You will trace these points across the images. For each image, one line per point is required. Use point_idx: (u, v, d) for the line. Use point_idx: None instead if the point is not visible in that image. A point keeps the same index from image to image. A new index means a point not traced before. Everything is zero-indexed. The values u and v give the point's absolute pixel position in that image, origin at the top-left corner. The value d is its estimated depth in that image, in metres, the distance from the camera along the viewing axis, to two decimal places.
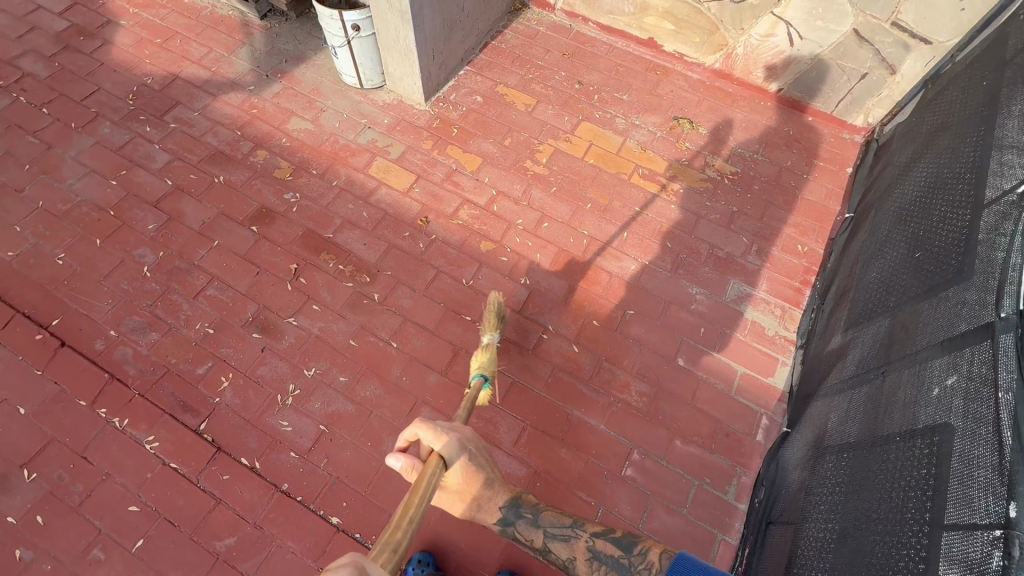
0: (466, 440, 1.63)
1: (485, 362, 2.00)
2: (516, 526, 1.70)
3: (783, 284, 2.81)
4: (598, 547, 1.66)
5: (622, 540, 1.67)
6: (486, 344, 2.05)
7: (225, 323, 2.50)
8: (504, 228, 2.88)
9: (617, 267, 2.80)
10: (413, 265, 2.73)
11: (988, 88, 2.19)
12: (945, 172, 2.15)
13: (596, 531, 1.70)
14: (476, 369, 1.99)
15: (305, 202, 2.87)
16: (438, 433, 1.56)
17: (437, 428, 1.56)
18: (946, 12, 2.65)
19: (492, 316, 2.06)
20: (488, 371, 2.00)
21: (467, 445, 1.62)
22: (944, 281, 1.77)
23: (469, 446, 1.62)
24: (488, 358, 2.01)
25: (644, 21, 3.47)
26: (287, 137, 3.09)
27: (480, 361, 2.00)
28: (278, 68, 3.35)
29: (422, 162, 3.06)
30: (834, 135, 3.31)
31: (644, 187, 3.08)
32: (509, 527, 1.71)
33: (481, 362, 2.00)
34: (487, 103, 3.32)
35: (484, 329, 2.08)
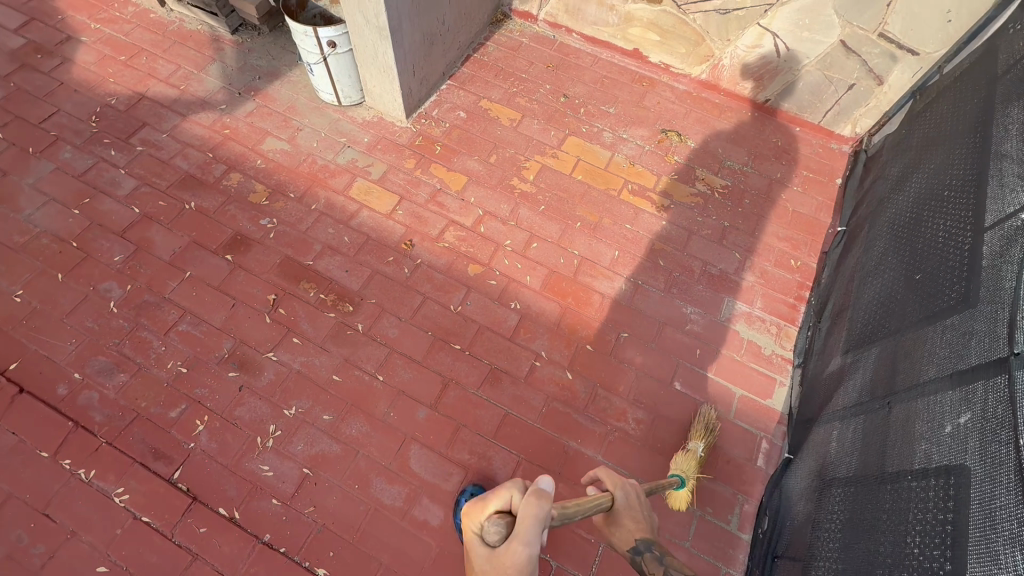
0: (633, 492, 1.57)
1: (686, 467, 2.17)
2: (641, 555, 1.48)
3: (778, 301, 2.76)
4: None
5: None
6: (693, 450, 2.23)
7: (199, 361, 2.36)
8: (492, 249, 2.78)
9: (610, 288, 2.73)
10: (398, 292, 2.62)
11: (982, 100, 2.15)
12: (942, 188, 2.10)
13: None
14: (676, 471, 2.18)
15: (282, 228, 2.74)
16: (616, 477, 1.57)
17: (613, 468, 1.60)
18: (933, 23, 2.59)
19: (702, 425, 2.29)
20: (686, 474, 2.17)
21: (635, 497, 1.57)
22: (948, 306, 1.71)
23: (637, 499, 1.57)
24: (694, 462, 2.20)
25: (629, 33, 3.39)
26: (262, 158, 2.95)
27: (681, 464, 2.19)
28: (251, 85, 3.21)
29: (405, 182, 2.95)
30: (822, 145, 3.28)
31: (634, 203, 3.01)
32: (635, 555, 1.49)
33: (682, 466, 2.18)
34: (471, 119, 3.22)
35: (693, 436, 2.29)
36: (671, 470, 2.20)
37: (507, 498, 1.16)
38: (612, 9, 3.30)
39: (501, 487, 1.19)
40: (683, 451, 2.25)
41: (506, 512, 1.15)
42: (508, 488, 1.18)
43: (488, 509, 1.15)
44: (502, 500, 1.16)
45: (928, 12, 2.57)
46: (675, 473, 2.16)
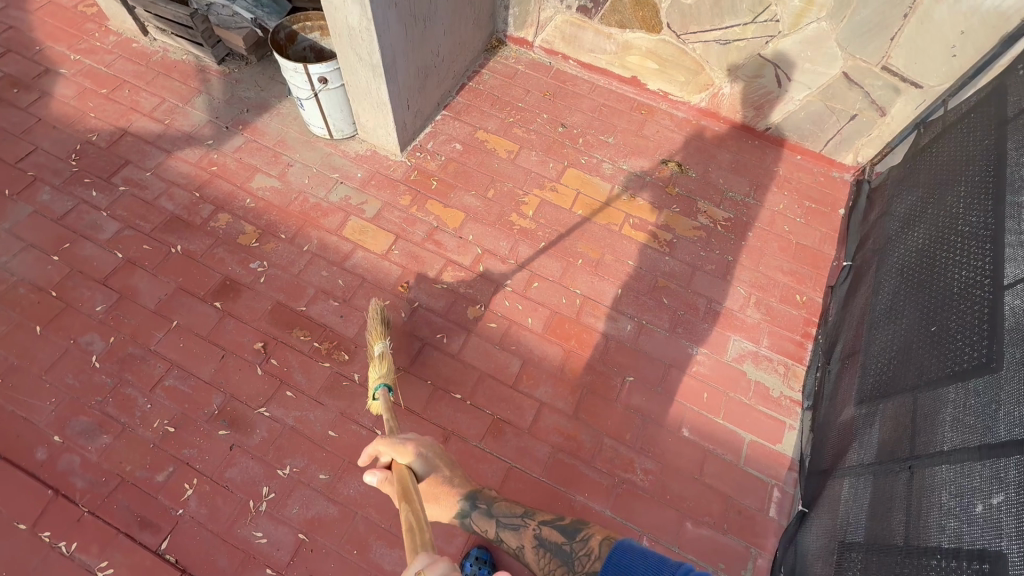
0: (423, 447, 1.78)
1: (384, 371, 2.06)
2: (471, 516, 1.79)
3: (785, 339, 2.71)
4: (545, 534, 1.75)
5: (568, 527, 1.74)
6: (379, 354, 2.13)
7: (187, 418, 2.25)
8: (492, 290, 2.70)
9: (613, 329, 2.66)
10: (395, 338, 2.52)
11: (993, 144, 2.11)
12: (954, 234, 2.06)
13: (545, 520, 1.80)
14: (379, 380, 2.04)
15: (273, 271, 2.63)
16: (397, 445, 1.74)
17: (396, 441, 1.74)
18: (937, 58, 2.53)
19: (375, 326, 2.17)
20: (389, 379, 2.06)
21: (428, 453, 1.78)
22: (970, 367, 1.66)
23: (433, 454, 1.80)
24: (388, 363, 2.10)
25: (628, 60, 3.32)
26: (251, 197, 2.85)
27: (378, 372, 2.06)
28: (239, 118, 3.10)
29: (400, 220, 2.86)
30: (825, 174, 3.24)
31: (635, 238, 2.94)
32: (466, 519, 1.80)
33: (379, 372, 2.06)
34: (467, 151, 3.14)
35: (371, 341, 2.17)
36: (372, 382, 2.06)
37: None
38: (610, 37, 3.23)
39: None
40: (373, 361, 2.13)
41: None
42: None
43: None
44: None
45: (932, 47, 2.51)
46: (377, 384, 2.03)
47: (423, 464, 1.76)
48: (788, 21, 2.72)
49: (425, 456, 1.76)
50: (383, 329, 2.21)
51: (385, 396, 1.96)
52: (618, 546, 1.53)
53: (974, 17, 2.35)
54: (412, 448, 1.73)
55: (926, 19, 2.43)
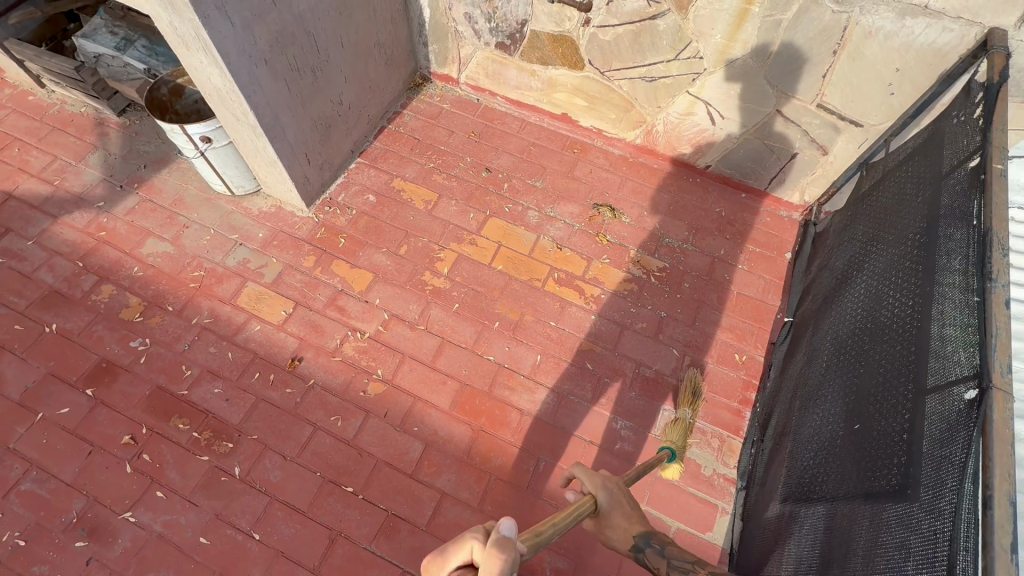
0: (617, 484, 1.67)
1: (675, 437, 2.22)
2: (644, 552, 1.64)
3: (720, 407, 2.46)
4: None
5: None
6: (681, 418, 2.30)
7: (42, 529, 2.03)
8: (397, 361, 2.47)
9: (529, 402, 2.42)
10: (284, 423, 2.29)
11: (926, 205, 1.84)
12: (884, 311, 1.80)
13: None
14: (667, 443, 2.21)
15: (155, 350, 2.42)
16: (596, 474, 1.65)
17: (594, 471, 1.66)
18: (875, 96, 2.27)
19: (687, 393, 2.35)
20: (676, 444, 2.21)
21: (617, 492, 1.65)
22: (889, 491, 1.39)
23: (620, 491, 1.66)
24: (683, 427, 2.26)
25: (555, 97, 3.09)
26: (140, 265, 2.63)
27: (673, 434, 2.23)
28: (135, 175, 2.89)
29: (302, 284, 2.64)
30: (770, 214, 3.00)
31: (561, 295, 2.70)
32: (636, 551, 1.64)
33: (674, 437, 2.23)
34: (381, 203, 2.91)
35: (682, 402, 2.35)
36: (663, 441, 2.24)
37: (464, 551, 1.09)
38: (533, 74, 3.00)
39: (463, 540, 1.10)
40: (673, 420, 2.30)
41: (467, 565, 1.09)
42: (468, 539, 1.10)
43: (449, 565, 1.10)
44: (465, 553, 1.10)
45: (866, 84, 2.25)
46: (666, 444, 2.21)
47: (606, 496, 1.62)
48: (712, 58, 2.47)
49: (613, 493, 1.64)
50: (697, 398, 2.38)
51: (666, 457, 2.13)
52: None
53: (907, 53, 2.09)
54: (602, 483, 1.62)
55: (857, 56, 2.17)
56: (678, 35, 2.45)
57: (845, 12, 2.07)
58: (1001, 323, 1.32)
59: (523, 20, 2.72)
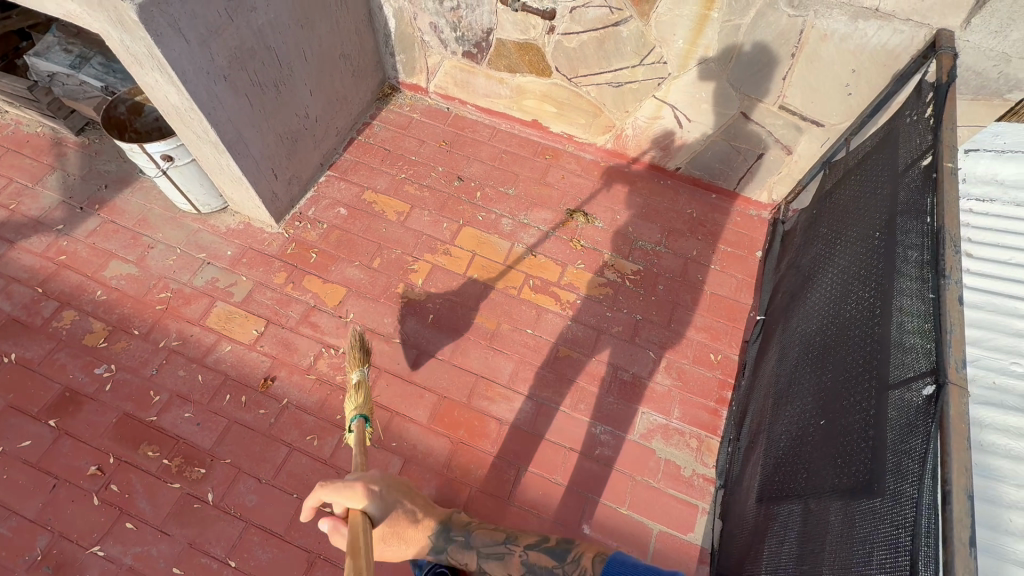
0: (373, 484, 1.55)
1: (361, 402, 1.83)
2: (447, 550, 1.79)
3: (698, 407, 2.48)
4: (530, 558, 1.76)
5: (556, 549, 1.77)
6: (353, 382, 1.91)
7: (4, 569, 1.95)
8: (373, 376, 2.44)
9: (507, 411, 2.41)
10: (258, 446, 2.24)
11: (885, 203, 1.88)
12: (851, 308, 1.84)
13: (528, 544, 1.81)
14: (355, 412, 1.82)
15: (122, 376, 2.34)
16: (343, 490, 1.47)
17: (341, 484, 1.47)
18: (834, 96, 2.32)
19: (354, 352, 1.96)
20: (366, 411, 1.83)
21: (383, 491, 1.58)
22: (857, 486, 1.42)
23: (383, 491, 1.58)
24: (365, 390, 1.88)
25: (525, 104, 3.09)
26: (103, 288, 2.56)
27: (355, 401, 1.84)
28: (96, 196, 2.81)
29: (273, 301, 2.59)
30: (741, 213, 3.05)
31: (536, 302, 2.70)
32: (441, 554, 1.79)
33: (355, 403, 1.83)
34: (353, 216, 2.88)
35: (349, 368, 1.96)
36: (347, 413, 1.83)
37: None
38: (501, 82, 3.00)
39: None
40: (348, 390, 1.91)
41: None
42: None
43: None
44: None
45: (825, 85, 2.30)
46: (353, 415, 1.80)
47: (376, 504, 1.52)
48: (675, 63, 2.50)
49: (381, 499, 1.56)
50: (363, 354, 2.01)
51: (356, 431, 1.74)
52: (610, 560, 1.66)
53: (862, 55, 2.14)
54: (367, 492, 1.49)
55: (815, 58, 2.22)
56: (641, 41, 2.47)
57: (801, 17, 2.11)
58: (956, 319, 1.33)
59: (488, 29, 2.72)
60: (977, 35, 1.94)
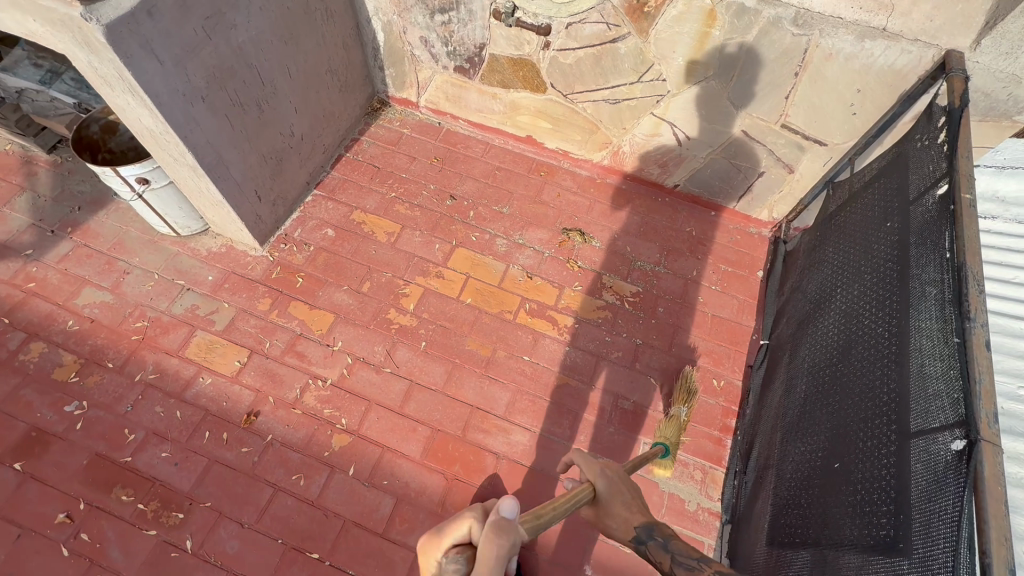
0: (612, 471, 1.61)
1: (670, 434, 2.24)
2: (646, 546, 1.52)
3: (701, 436, 2.40)
4: None
5: None
6: (676, 415, 2.31)
7: None
8: (362, 410, 2.32)
9: (504, 444, 2.31)
10: (240, 486, 2.12)
11: (897, 233, 1.80)
12: (864, 344, 1.75)
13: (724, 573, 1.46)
14: (661, 439, 2.23)
15: (94, 413, 2.21)
16: (589, 461, 1.61)
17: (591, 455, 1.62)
18: (837, 116, 2.25)
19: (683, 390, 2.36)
20: (670, 442, 2.23)
21: (615, 477, 1.60)
22: (878, 543, 1.33)
23: (620, 480, 1.61)
24: (677, 427, 2.27)
25: (519, 120, 3.00)
26: (75, 317, 2.41)
27: (667, 430, 2.25)
28: (68, 218, 2.67)
29: (257, 330, 2.46)
30: (740, 231, 2.98)
31: (533, 327, 2.61)
32: (639, 546, 1.53)
33: (670, 433, 2.24)
34: (341, 237, 2.76)
35: (676, 399, 2.37)
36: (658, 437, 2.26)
37: (463, 528, 1.12)
38: (495, 97, 2.91)
39: (460, 520, 1.14)
40: (667, 419, 2.32)
41: (463, 546, 1.13)
42: (465, 519, 1.13)
43: (444, 544, 1.13)
44: (463, 531, 1.13)
45: (829, 105, 2.23)
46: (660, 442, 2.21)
47: (605, 483, 1.58)
48: (675, 81, 2.42)
49: (611, 479, 1.59)
50: (692, 398, 2.37)
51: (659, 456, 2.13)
52: None
53: (868, 75, 2.07)
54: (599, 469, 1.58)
55: (819, 77, 2.15)
56: (639, 58, 2.39)
57: (805, 36, 2.03)
58: (984, 367, 1.24)
59: (481, 44, 2.62)
60: (986, 57, 1.87)
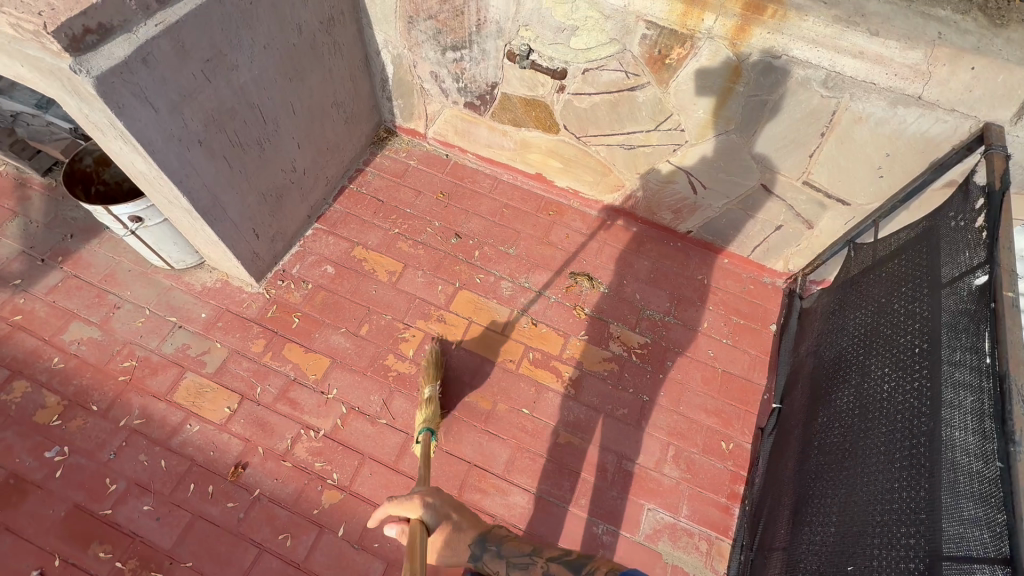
0: (430, 496, 1.50)
1: (428, 416, 2.07)
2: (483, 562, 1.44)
3: (708, 503, 2.29)
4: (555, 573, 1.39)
5: (573, 562, 1.41)
6: (426, 398, 2.17)
7: None
8: (355, 464, 2.22)
9: (501, 506, 2.21)
10: (224, 546, 2.02)
11: (928, 319, 1.71)
12: (885, 433, 1.66)
13: (552, 556, 1.44)
14: (424, 423, 2.06)
15: (75, 460, 2.11)
16: (405, 502, 1.47)
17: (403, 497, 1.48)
18: (863, 177, 2.15)
19: (428, 371, 2.25)
20: (431, 424, 2.07)
21: (438, 502, 1.49)
22: None
23: (444, 502, 1.50)
24: (435, 408, 2.12)
25: (528, 157, 2.90)
26: (61, 355, 2.32)
27: (424, 414, 2.08)
28: (59, 247, 2.58)
29: (248, 373, 2.37)
30: (754, 280, 2.88)
31: (536, 378, 2.51)
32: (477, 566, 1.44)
33: (426, 416, 2.08)
34: (340, 275, 2.67)
35: (422, 384, 2.24)
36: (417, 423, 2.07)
37: None
38: (504, 135, 2.82)
39: None
40: (421, 403, 2.15)
41: None
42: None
43: None
44: None
45: (855, 166, 2.13)
46: (422, 426, 2.04)
47: (433, 514, 1.46)
48: (693, 131, 2.32)
49: (437, 507, 1.48)
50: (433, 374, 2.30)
51: (427, 438, 1.96)
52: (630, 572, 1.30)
53: (898, 140, 1.97)
54: (419, 501, 1.46)
55: (847, 139, 2.05)
56: (657, 107, 2.29)
57: (835, 98, 1.94)
58: None
59: (493, 83, 2.53)
60: None
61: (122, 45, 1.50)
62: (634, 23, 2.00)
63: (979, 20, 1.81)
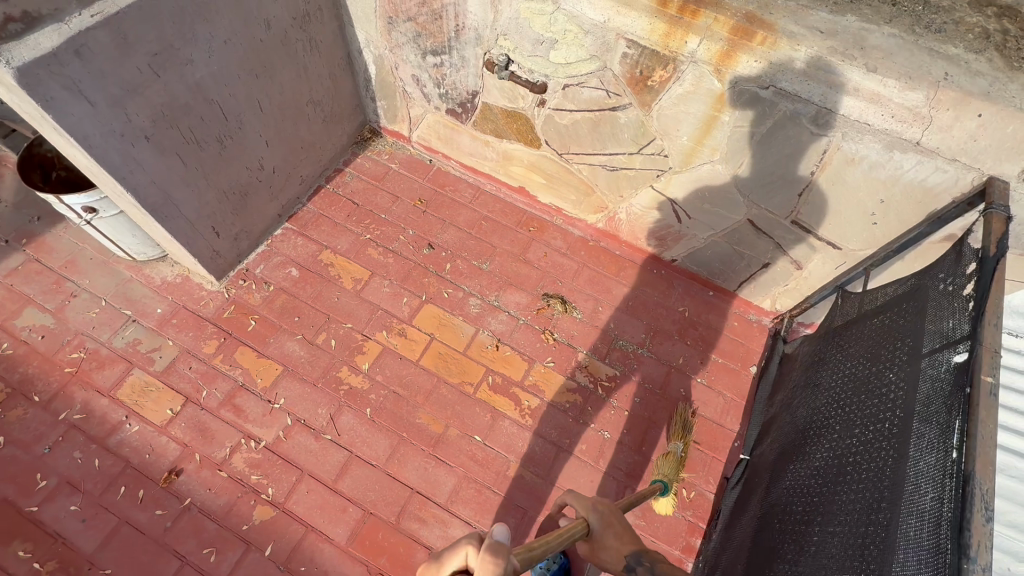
0: (603, 502, 1.41)
1: (667, 469, 2.20)
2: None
3: (658, 554, 2.17)
4: None
5: None
6: (671, 451, 2.27)
7: None
8: (293, 480, 2.14)
9: (438, 538, 2.10)
10: (148, 555, 1.95)
11: (903, 393, 1.55)
12: (843, 518, 1.49)
13: None
14: (659, 476, 2.19)
15: (9, 451, 2.07)
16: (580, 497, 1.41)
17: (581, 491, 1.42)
18: (856, 222, 1.99)
19: (677, 426, 2.32)
20: (669, 478, 2.19)
21: (607, 511, 1.39)
22: None
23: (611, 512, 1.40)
24: (676, 462, 2.24)
25: (511, 170, 2.78)
26: (11, 341, 2.28)
27: (665, 468, 2.21)
28: (25, 229, 2.55)
29: (197, 375, 2.30)
30: (738, 316, 2.71)
31: (493, 404, 2.39)
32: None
33: (666, 470, 2.20)
34: (304, 278, 2.59)
35: (671, 436, 2.32)
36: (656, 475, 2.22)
37: (461, 557, 0.97)
38: (487, 145, 2.70)
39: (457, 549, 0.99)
40: (665, 454, 2.27)
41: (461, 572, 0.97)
42: (461, 547, 0.98)
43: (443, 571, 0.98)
44: (459, 560, 0.98)
45: (847, 210, 1.96)
46: (658, 479, 2.18)
47: (598, 517, 1.37)
48: (678, 158, 2.17)
49: (604, 513, 1.38)
50: (687, 432, 2.34)
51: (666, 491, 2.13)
52: None
53: (894, 187, 1.80)
54: (589, 499, 1.39)
55: (838, 181, 1.89)
56: (640, 130, 2.15)
57: (827, 136, 1.77)
58: None
59: (473, 91, 2.41)
60: None
61: (51, 35, 1.44)
62: (614, 40, 1.86)
63: (994, 62, 1.60)
